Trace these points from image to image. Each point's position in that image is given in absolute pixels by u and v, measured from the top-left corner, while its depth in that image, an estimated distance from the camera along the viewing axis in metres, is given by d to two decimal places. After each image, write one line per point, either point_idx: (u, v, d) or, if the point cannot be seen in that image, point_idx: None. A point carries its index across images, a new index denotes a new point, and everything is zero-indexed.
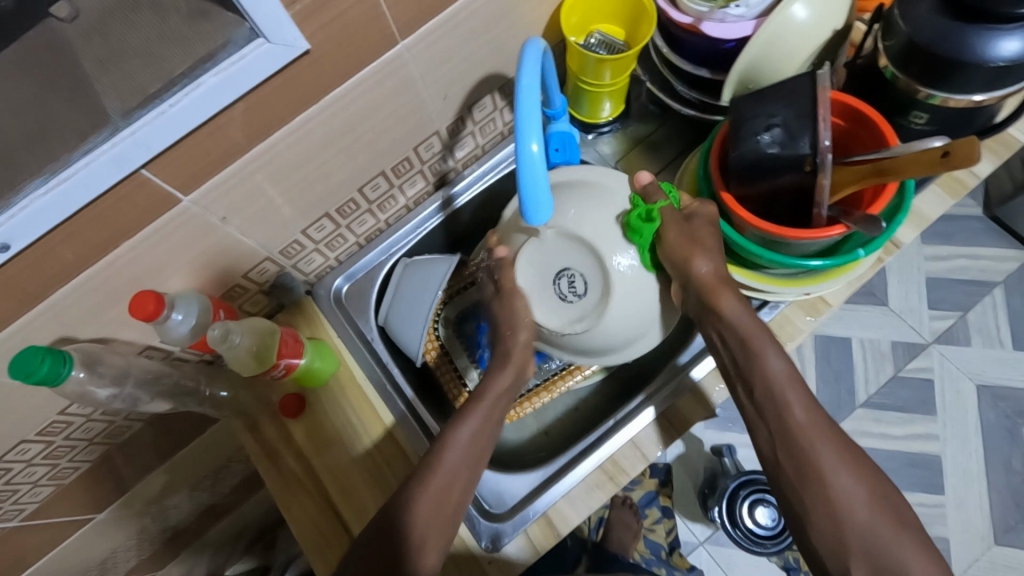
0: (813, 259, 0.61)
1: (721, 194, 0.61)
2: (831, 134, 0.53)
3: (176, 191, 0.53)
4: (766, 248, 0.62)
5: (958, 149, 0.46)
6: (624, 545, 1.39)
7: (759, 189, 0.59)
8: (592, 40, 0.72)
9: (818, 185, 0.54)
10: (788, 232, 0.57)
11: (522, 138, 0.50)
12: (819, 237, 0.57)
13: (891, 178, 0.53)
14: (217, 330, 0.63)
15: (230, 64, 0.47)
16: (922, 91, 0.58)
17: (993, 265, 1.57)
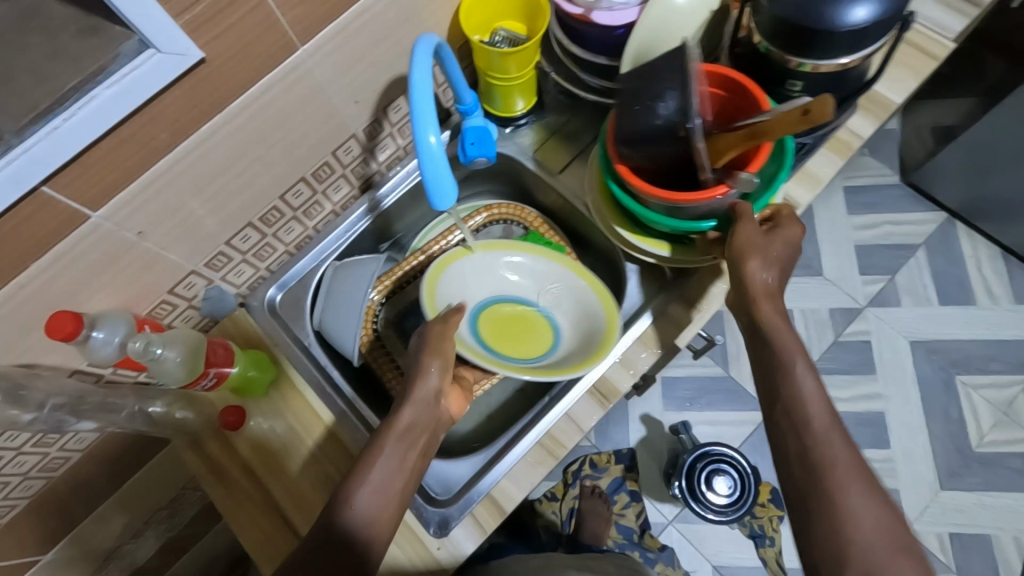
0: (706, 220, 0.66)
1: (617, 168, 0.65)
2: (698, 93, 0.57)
3: (83, 208, 0.54)
4: (667, 215, 0.65)
5: (815, 108, 0.50)
6: (596, 533, 1.41)
7: (648, 160, 0.63)
8: (497, 37, 0.75)
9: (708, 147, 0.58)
10: (681, 198, 0.61)
11: (420, 132, 0.52)
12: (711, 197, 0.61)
13: (766, 139, 0.56)
14: (140, 343, 0.64)
15: (124, 76, 0.48)
16: (792, 61, 0.63)
17: (913, 228, 1.67)
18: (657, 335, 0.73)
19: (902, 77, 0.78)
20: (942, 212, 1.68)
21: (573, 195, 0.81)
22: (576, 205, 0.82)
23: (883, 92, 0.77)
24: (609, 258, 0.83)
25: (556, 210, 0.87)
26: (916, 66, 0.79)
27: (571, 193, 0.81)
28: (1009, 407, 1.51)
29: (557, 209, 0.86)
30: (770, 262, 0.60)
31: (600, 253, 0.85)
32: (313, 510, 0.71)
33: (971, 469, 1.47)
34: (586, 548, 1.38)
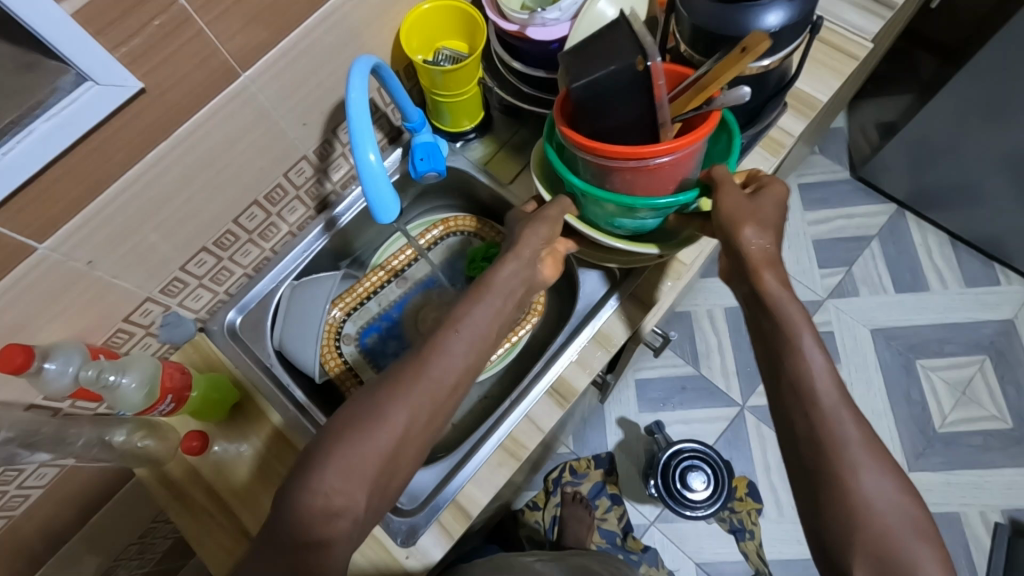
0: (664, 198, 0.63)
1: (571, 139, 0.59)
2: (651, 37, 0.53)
3: (29, 241, 0.54)
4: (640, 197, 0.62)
5: (753, 42, 0.51)
6: (580, 539, 1.42)
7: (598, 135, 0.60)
8: (440, 56, 0.77)
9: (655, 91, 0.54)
10: (642, 152, 0.56)
11: (359, 150, 0.54)
12: (674, 150, 0.56)
13: (713, 89, 0.57)
14: (92, 370, 0.64)
15: (62, 109, 0.49)
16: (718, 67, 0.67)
17: (865, 220, 1.74)
18: (610, 333, 0.76)
19: (827, 78, 0.83)
20: (892, 204, 1.75)
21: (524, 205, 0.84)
22: None
23: (810, 92, 0.82)
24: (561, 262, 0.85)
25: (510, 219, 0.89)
26: (840, 66, 0.83)
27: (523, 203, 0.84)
28: (967, 386, 1.57)
29: None
30: (764, 226, 0.56)
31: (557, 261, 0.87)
32: (260, 507, 0.72)
33: (935, 449, 1.52)
34: None
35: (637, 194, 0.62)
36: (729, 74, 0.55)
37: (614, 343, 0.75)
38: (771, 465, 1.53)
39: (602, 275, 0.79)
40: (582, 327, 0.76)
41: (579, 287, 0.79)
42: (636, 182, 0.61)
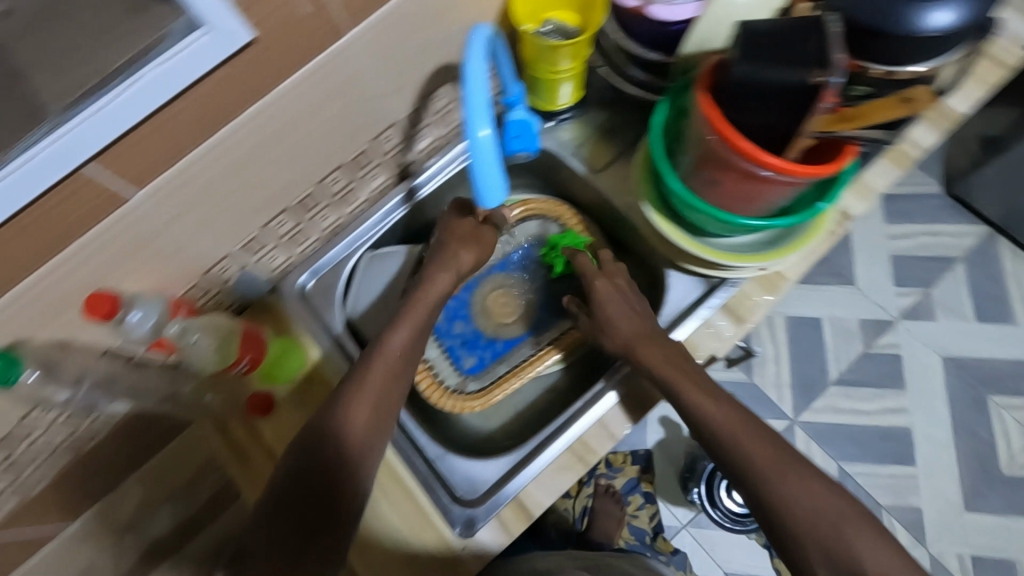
0: (753, 217, 0.63)
1: (702, 109, 0.57)
2: (841, 49, 0.49)
3: (126, 188, 0.53)
4: (719, 209, 0.63)
5: (924, 98, 0.53)
6: (608, 534, 1.35)
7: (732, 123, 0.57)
8: (547, 27, 0.72)
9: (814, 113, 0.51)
10: (757, 156, 0.55)
11: (471, 126, 0.50)
12: (790, 173, 0.55)
13: (858, 121, 0.55)
14: (174, 328, 0.66)
15: (172, 55, 0.47)
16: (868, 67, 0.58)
17: (951, 241, 1.62)
18: (696, 344, 0.72)
19: (968, 88, 0.74)
20: (984, 226, 1.62)
21: (614, 195, 0.79)
22: (617, 206, 0.79)
23: (947, 102, 0.74)
24: (646, 259, 0.80)
25: (593, 207, 0.85)
26: (983, 77, 0.75)
27: (613, 193, 0.79)
28: None
29: (595, 206, 0.84)
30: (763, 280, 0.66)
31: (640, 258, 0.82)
32: None
33: (995, 491, 1.43)
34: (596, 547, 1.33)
35: (731, 202, 0.62)
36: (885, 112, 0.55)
37: (700, 356, 0.71)
38: None
39: (692, 281, 0.74)
40: (667, 334, 0.72)
41: (666, 289, 0.74)
42: (737, 186, 0.60)
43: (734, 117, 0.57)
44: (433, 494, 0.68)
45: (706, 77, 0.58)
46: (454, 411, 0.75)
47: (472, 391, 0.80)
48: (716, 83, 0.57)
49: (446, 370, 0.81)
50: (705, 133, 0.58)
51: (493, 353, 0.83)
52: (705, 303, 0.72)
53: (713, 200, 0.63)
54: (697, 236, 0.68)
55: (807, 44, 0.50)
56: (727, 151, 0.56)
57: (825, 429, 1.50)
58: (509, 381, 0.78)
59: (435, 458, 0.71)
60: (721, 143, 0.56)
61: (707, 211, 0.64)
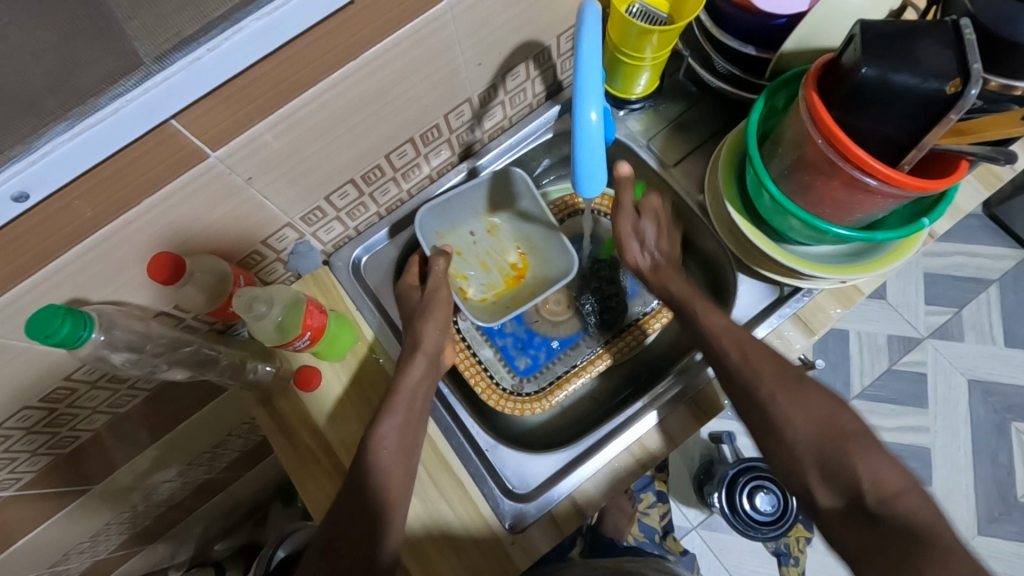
0: (843, 227, 0.60)
1: (809, 107, 0.54)
2: (979, 60, 0.47)
3: (204, 147, 0.50)
4: (811, 215, 0.60)
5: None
6: (618, 529, 1.33)
7: (842, 127, 0.54)
8: (634, 10, 0.67)
9: (939, 123, 0.49)
10: (864, 161, 0.52)
11: (581, 106, 0.48)
12: (899, 185, 0.52)
13: (967, 138, 0.53)
14: (242, 297, 0.59)
15: (274, 9, 0.44)
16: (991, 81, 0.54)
17: (989, 263, 1.59)
18: None
19: None
20: None
21: (684, 192, 0.76)
22: (687, 204, 0.76)
23: None
24: (709, 262, 0.78)
25: None
26: None
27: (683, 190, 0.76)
28: None
29: None
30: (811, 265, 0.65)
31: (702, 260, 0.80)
32: None
33: (1010, 517, 1.42)
34: (608, 543, 1.29)
35: (824, 210, 0.60)
36: (996, 131, 0.51)
37: None
38: None
39: (763, 287, 0.71)
40: None
41: (733, 295, 0.72)
42: (835, 192, 0.57)
43: (845, 122, 0.54)
44: (484, 486, 0.66)
45: (816, 76, 0.55)
46: (512, 413, 0.73)
47: (528, 393, 0.78)
48: (828, 83, 0.54)
49: (500, 371, 0.80)
50: (809, 135, 0.55)
51: (548, 353, 0.82)
52: (775, 311, 0.69)
53: (805, 204, 0.60)
54: (777, 244, 0.65)
55: (941, 49, 0.49)
56: (832, 155, 0.54)
57: None
58: (566, 381, 0.76)
59: (486, 449, 0.69)
60: (828, 147, 0.54)
61: (798, 216, 0.61)
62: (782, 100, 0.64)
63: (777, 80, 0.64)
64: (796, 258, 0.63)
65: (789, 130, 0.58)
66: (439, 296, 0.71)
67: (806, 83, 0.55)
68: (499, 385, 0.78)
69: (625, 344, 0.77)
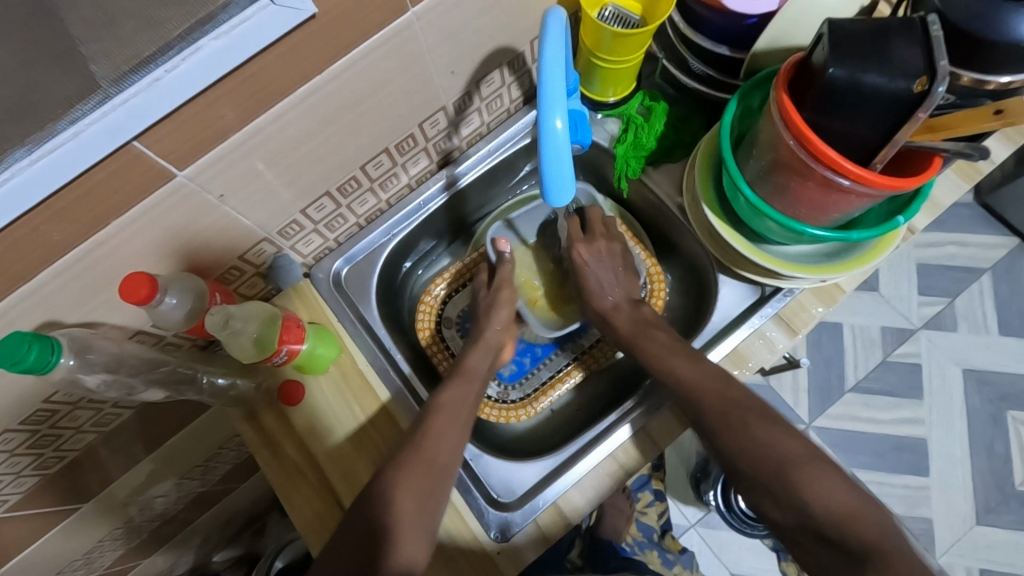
0: (819, 227, 0.60)
1: (780, 109, 0.53)
2: (947, 56, 0.47)
3: (171, 167, 0.50)
4: (785, 216, 0.60)
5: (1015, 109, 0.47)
6: (616, 530, 1.33)
7: (814, 128, 0.54)
8: (606, 14, 0.67)
9: (907, 122, 0.49)
10: (835, 161, 0.52)
11: (546, 115, 0.48)
12: (872, 184, 0.52)
13: (939, 135, 0.53)
14: (217, 315, 0.59)
15: (233, 27, 0.43)
16: (963, 76, 0.54)
17: (980, 251, 1.58)
18: (746, 354, 0.69)
19: None
20: (1015, 238, 1.58)
21: (664, 194, 0.76)
22: (667, 206, 0.76)
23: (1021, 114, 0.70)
24: (693, 263, 0.78)
25: (638, 203, 0.82)
26: None
27: (663, 192, 0.77)
28: None
29: (641, 203, 0.81)
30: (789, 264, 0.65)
31: (684, 261, 0.80)
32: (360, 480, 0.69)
33: (1008, 507, 1.42)
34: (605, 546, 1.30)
35: (800, 210, 0.59)
36: (967, 127, 0.50)
37: (749, 367, 0.68)
38: None
39: (744, 288, 0.71)
40: (713, 347, 0.69)
41: (715, 297, 0.72)
42: (809, 192, 0.57)
43: (817, 122, 0.53)
44: (469, 496, 0.66)
45: (787, 76, 0.55)
46: (496, 421, 0.73)
47: (514, 401, 0.78)
48: (799, 83, 0.54)
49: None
50: (781, 136, 0.55)
51: (533, 359, 0.82)
52: (757, 312, 0.69)
53: (780, 206, 0.60)
54: (755, 245, 0.65)
55: (908, 46, 0.48)
56: (805, 156, 0.53)
57: (839, 435, 1.48)
58: (552, 388, 0.76)
59: (471, 459, 0.69)
60: (800, 148, 0.53)
61: (775, 218, 0.60)
62: (757, 101, 0.63)
63: (751, 80, 0.63)
64: (774, 260, 0.63)
65: (763, 131, 0.58)
66: (502, 294, 0.77)
67: (778, 84, 0.55)
68: (484, 394, 0.78)
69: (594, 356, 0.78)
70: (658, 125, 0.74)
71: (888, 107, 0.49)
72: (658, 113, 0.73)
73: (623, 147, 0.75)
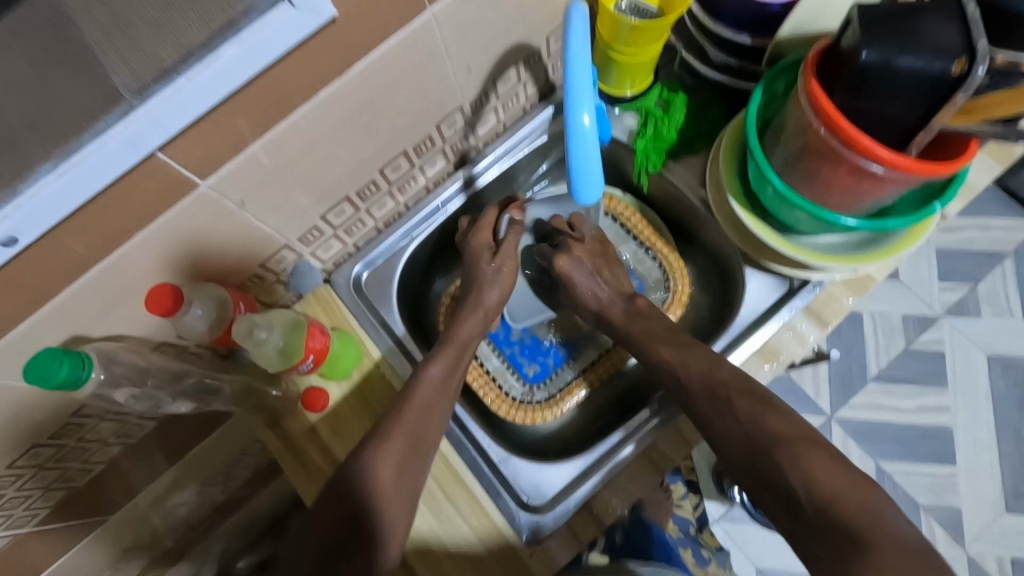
0: (849, 216, 0.59)
1: (810, 96, 0.52)
2: (985, 37, 0.46)
3: (193, 176, 0.49)
4: (813, 204, 0.59)
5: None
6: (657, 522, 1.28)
7: (846, 115, 0.52)
8: (622, 5, 0.66)
9: (945, 105, 0.47)
10: (868, 147, 0.50)
11: (573, 109, 0.46)
12: (907, 171, 0.51)
13: (976, 118, 0.51)
14: (243, 323, 0.58)
15: (254, 33, 0.43)
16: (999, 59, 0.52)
17: (1002, 234, 1.55)
18: (776, 348, 0.67)
19: None
20: None
21: (687, 186, 0.75)
22: (689, 198, 0.75)
23: None
24: (716, 256, 0.77)
25: (658, 198, 0.81)
26: None
27: (686, 184, 0.75)
28: None
29: (660, 197, 0.80)
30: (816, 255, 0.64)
31: (706, 254, 0.79)
32: None
33: None
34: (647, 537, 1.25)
35: (830, 200, 0.58)
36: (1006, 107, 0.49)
37: (779, 360, 0.67)
38: None
39: (772, 281, 0.70)
40: (746, 338, 0.67)
41: (742, 291, 0.70)
42: (841, 181, 0.55)
43: (850, 109, 0.52)
44: (499, 499, 0.65)
45: (815, 62, 0.54)
46: (524, 422, 0.73)
47: (539, 401, 0.77)
48: (829, 68, 0.53)
49: (509, 380, 0.79)
50: (811, 124, 0.53)
51: (556, 359, 0.81)
52: (786, 305, 0.67)
53: (808, 195, 0.59)
54: (781, 235, 0.64)
55: (945, 26, 0.47)
56: (836, 143, 0.52)
57: (862, 425, 1.46)
58: (577, 388, 0.76)
59: (499, 461, 0.68)
60: (831, 135, 0.52)
61: (803, 209, 0.59)
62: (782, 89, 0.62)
63: (776, 68, 0.62)
64: (803, 251, 0.62)
65: (790, 121, 0.57)
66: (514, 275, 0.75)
67: (806, 71, 0.53)
68: (508, 395, 0.77)
69: (605, 371, 0.78)
70: (678, 117, 0.72)
71: (922, 90, 0.48)
72: (678, 105, 0.72)
73: (643, 141, 0.73)
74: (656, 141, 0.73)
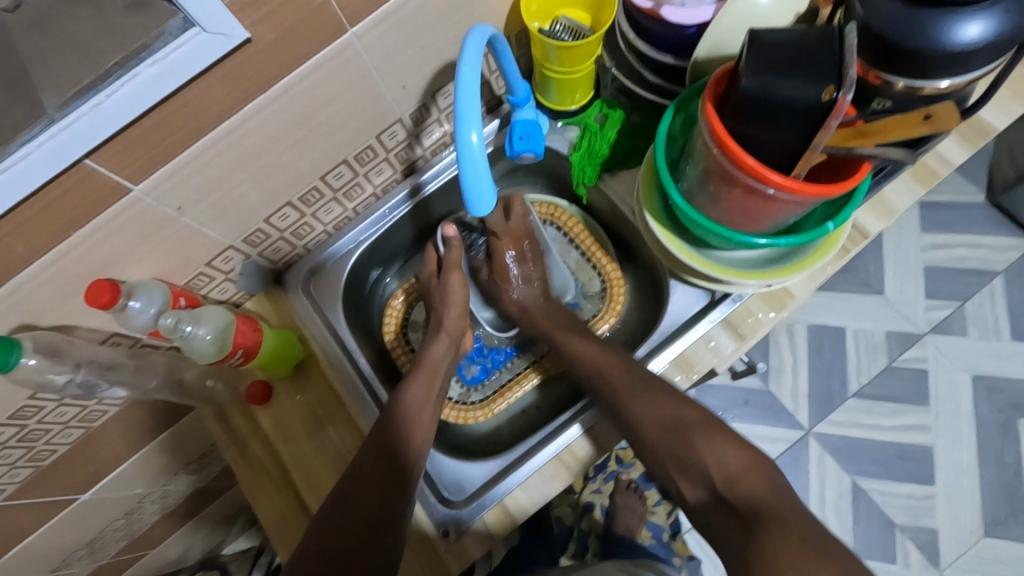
0: (755, 234, 0.61)
1: (704, 120, 0.54)
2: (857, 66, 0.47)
3: (124, 181, 0.53)
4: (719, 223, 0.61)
5: (942, 115, 0.47)
6: (630, 530, 1.28)
7: (739, 137, 0.54)
8: (557, 27, 0.69)
9: (821, 129, 0.49)
10: (757, 170, 0.52)
11: (462, 129, 0.49)
12: (795, 193, 0.53)
13: (870, 141, 0.52)
14: (170, 320, 0.64)
15: (167, 54, 0.47)
16: (899, 83, 0.54)
17: (992, 253, 1.53)
18: (693, 358, 0.69)
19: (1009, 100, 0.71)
20: None
21: (621, 201, 0.78)
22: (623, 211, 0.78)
23: (984, 116, 0.71)
24: (652, 269, 0.79)
25: (601, 210, 0.84)
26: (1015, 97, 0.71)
27: (620, 199, 0.78)
28: None
29: (603, 209, 0.83)
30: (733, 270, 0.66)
31: (645, 267, 0.81)
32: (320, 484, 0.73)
33: (1018, 519, 1.37)
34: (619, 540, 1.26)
35: (735, 218, 0.60)
36: (898, 131, 0.50)
37: (696, 371, 0.69)
38: (828, 497, 1.43)
39: (695, 293, 0.72)
40: (664, 348, 0.70)
41: (667, 301, 0.73)
42: (740, 200, 0.57)
43: (741, 130, 0.54)
44: (420, 494, 0.69)
45: (713, 86, 0.56)
46: (455, 421, 0.76)
47: (474, 402, 0.81)
48: (724, 92, 0.55)
49: (449, 382, 0.83)
50: (708, 145, 0.56)
51: (495, 362, 0.84)
52: (706, 316, 0.70)
53: (715, 213, 0.61)
54: (697, 252, 0.66)
55: (822, 53, 0.49)
56: (729, 165, 0.54)
57: (840, 442, 1.45)
58: (509, 391, 0.79)
59: (424, 458, 0.71)
60: (724, 157, 0.54)
61: (711, 227, 0.61)
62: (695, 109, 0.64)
63: (689, 89, 0.65)
64: (716, 267, 0.64)
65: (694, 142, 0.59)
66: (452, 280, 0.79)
67: (704, 95, 0.55)
68: (445, 395, 0.81)
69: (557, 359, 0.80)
70: (611, 133, 0.75)
71: (801, 114, 0.50)
72: (613, 121, 0.75)
73: (579, 154, 0.77)
74: (591, 157, 0.77)
